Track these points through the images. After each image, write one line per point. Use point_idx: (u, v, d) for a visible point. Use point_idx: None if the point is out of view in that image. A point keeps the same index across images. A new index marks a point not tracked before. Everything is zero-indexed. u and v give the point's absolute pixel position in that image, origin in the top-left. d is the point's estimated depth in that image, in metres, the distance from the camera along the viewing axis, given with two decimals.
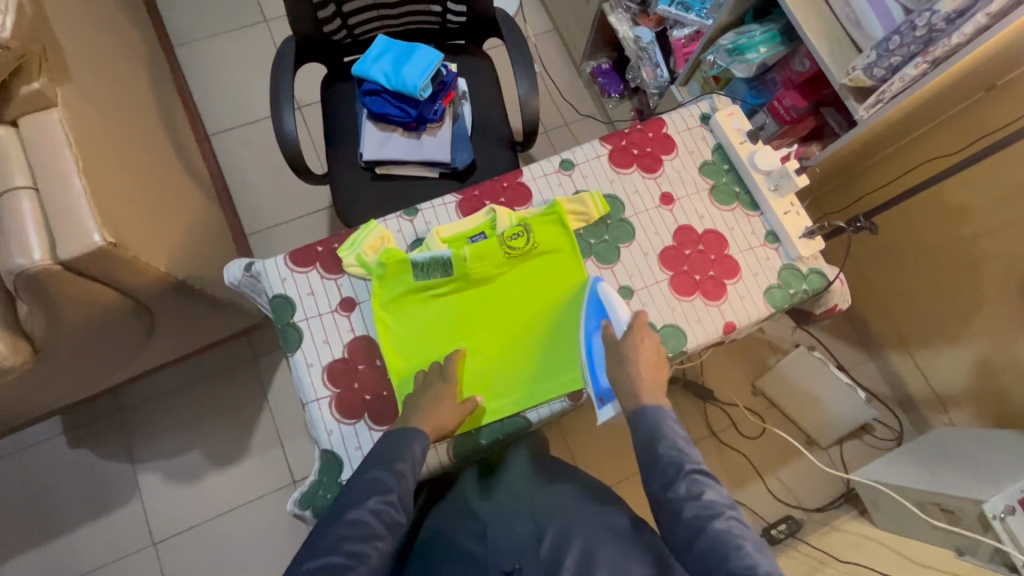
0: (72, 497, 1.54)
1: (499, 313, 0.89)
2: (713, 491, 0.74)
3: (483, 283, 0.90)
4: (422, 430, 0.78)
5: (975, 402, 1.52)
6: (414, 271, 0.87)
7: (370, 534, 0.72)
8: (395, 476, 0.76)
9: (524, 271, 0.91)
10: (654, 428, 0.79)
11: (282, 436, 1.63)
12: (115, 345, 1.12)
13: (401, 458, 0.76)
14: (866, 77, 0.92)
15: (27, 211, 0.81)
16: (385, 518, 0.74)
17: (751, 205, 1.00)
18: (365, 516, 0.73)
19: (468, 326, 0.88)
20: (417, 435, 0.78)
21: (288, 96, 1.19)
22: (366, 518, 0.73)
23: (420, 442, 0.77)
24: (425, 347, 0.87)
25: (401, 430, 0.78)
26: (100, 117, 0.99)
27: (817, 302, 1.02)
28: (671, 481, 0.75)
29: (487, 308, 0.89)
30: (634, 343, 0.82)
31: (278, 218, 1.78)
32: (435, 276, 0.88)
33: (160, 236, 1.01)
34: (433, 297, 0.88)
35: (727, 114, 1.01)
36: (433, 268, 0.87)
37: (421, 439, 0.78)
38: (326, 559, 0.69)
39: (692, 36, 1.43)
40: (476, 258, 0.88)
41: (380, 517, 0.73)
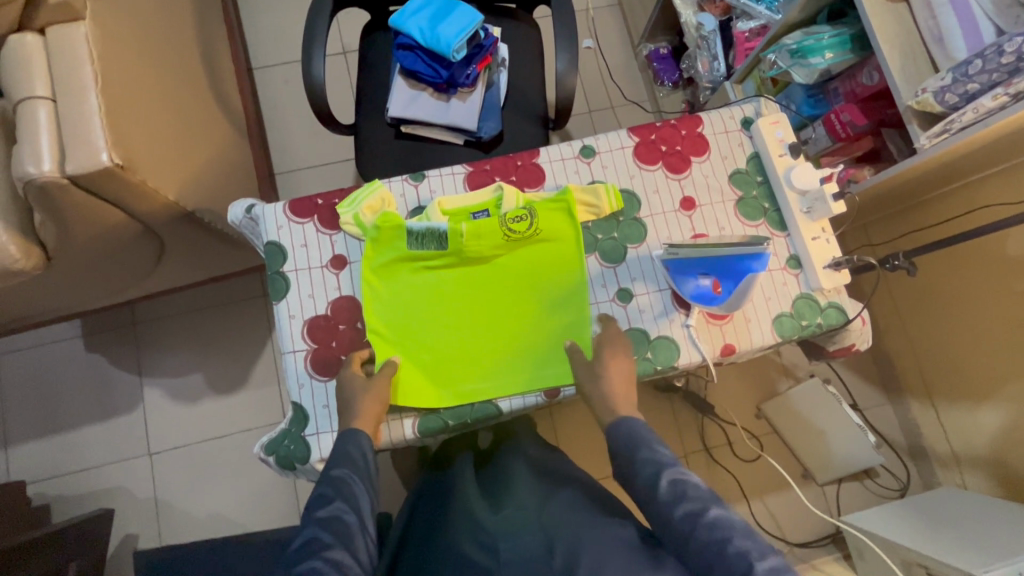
0: (81, 398, 1.63)
1: (491, 296, 0.86)
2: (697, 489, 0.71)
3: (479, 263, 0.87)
4: (359, 429, 0.78)
5: (992, 470, 1.42)
6: (408, 240, 0.84)
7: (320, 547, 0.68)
8: (331, 482, 0.74)
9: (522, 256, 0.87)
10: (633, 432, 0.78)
11: (281, 375, 1.67)
12: (126, 263, 1.15)
13: (337, 463, 0.76)
14: (935, 101, 0.82)
15: (43, 122, 0.82)
16: (335, 528, 0.70)
17: (778, 224, 0.92)
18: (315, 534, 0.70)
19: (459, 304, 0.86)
20: (348, 436, 0.77)
21: (321, 39, 1.16)
22: (316, 535, 0.69)
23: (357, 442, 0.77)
24: (413, 320, 0.85)
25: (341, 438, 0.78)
26: (131, 36, 0.98)
27: (833, 339, 0.94)
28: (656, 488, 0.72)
29: (481, 288, 0.87)
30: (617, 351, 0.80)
31: (306, 162, 1.78)
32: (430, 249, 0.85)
33: (176, 164, 1.02)
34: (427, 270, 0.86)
35: (771, 122, 0.93)
36: (428, 239, 0.84)
37: (360, 439, 0.78)
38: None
39: (758, 30, 1.33)
40: (473, 236, 0.85)
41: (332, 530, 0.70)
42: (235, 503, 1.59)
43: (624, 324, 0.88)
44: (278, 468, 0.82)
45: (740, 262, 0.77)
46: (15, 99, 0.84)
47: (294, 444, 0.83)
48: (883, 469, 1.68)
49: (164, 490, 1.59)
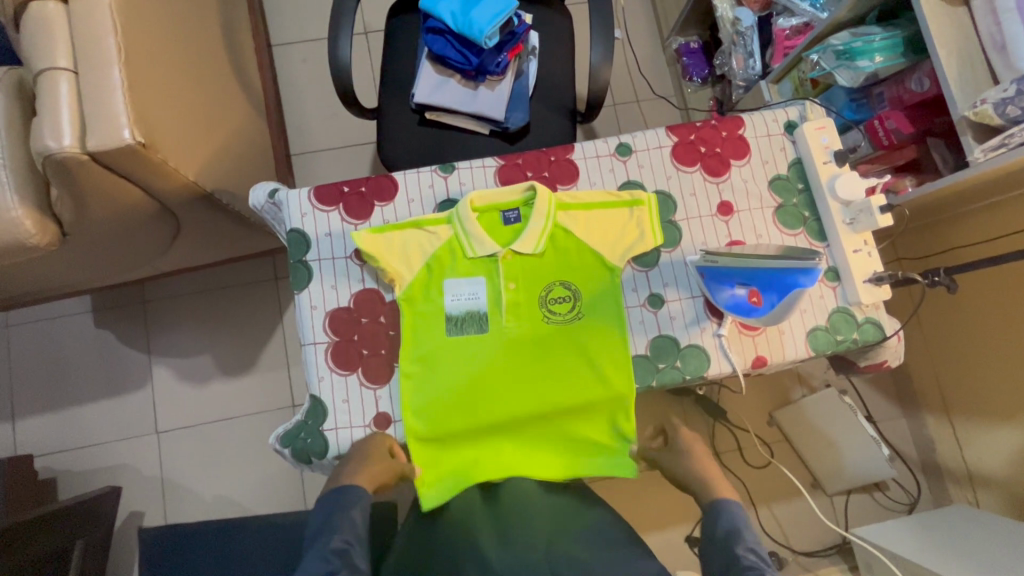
0: (90, 373, 1.62)
1: (532, 361, 0.82)
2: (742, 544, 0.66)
3: (523, 321, 0.83)
4: (352, 488, 0.76)
5: (1007, 491, 1.40)
6: (447, 324, 0.82)
7: None
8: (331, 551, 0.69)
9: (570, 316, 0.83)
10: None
11: (290, 360, 1.66)
12: (142, 242, 1.13)
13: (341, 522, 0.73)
14: (994, 114, 0.79)
15: (64, 95, 0.80)
16: None
17: (818, 234, 0.89)
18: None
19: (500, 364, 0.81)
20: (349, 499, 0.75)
21: (348, 18, 1.12)
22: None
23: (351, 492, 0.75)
24: (452, 376, 0.80)
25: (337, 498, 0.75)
26: (153, 7, 0.95)
27: (865, 354, 0.92)
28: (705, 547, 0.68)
29: (523, 347, 0.82)
30: None
31: (323, 144, 1.75)
32: (481, 302, 0.83)
33: (197, 144, 0.99)
34: (460, 280, 0.83)
35: (816, 127, 0.89)
36: (467, 323, 0.82)
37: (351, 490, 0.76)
38: None
39: (799, 29, 1.28)
40: (515, 316, 0.83)
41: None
42: (240, 486, 1.59)
43: (654, 330, 0.85)
44: (294, 461, 0.81)
45: (786, 276, 0.76)
46: (35, 70, 0.81)
47: (311, 438, 0.81)
48: (893, 482, 1.67)
49: (170, 469, 1.59)
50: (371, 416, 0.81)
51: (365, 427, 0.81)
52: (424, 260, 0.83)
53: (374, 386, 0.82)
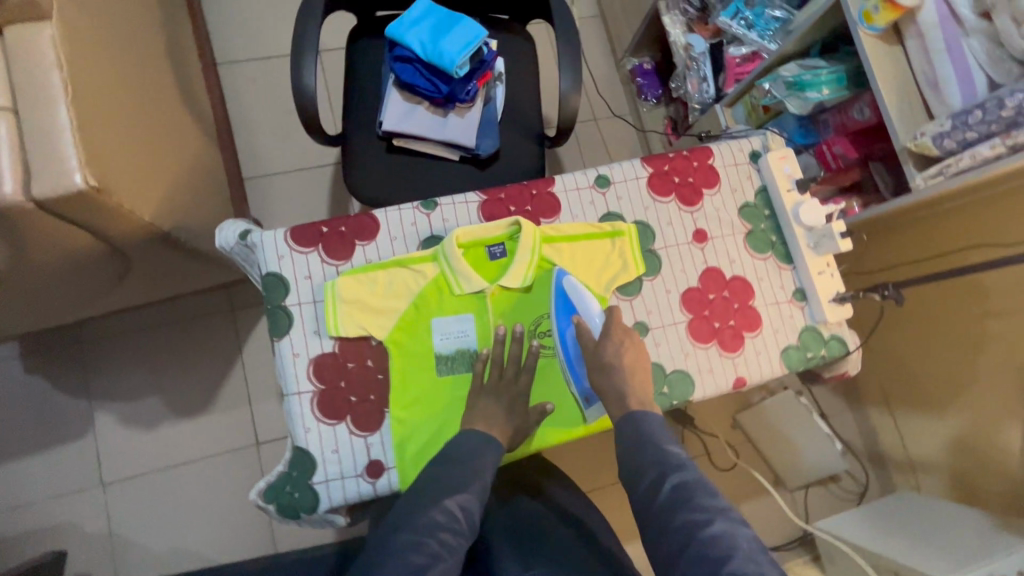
0: (21, 425, 1.47)
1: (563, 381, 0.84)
2: (702, 494, 0.65)
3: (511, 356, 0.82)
4: (494, 436, 0.76)
5: (943, 476, 1.53)
6: (437, 364, 0.81)
7: (452, 532, 0.68)
8: (476, 478, 0.73)
9: (571, 332, 0.83)
10: (638, 433, 0.72)
11: (250, 395, 1.57)
12: (86, 284, 1.04)
13: (476, 457, 0.74)
14: (933, 146, 0.87)
15: (2, 138, 0.72)
16: (466, 518, 0.70)
17: (785, 257, 0.95)
18: (451, 511, 0.69)
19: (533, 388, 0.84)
20: (488, 442, 0.76)
21: (312, 45, 1.08)
22: (448, 516, 0.69)
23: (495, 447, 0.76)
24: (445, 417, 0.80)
25: (480, 437, 0.76)
26: (98, 35, 0.88)
27: (828, 367, 0.98)
28: (654, 489, 0.67)
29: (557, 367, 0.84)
30: (617, 368, 0.78)
31: (279, 167, 1.68)
32: (472, 339, 0.83)
33: (150, 181, 0.92)
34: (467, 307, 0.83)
35: (779, 157, 0.95)
36: (457, 362, 0.81)
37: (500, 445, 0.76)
38: (416, 543, 0.66)
39: (749, 57, 1.35)
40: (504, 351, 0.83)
41: (463, 519, 0.70)
42: (200, 534, 1.48)
43: None
44: (279, 516, 0.77)
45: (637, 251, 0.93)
46: None
47: (297, 492, 0.78)
48: (844, 473, 1.78)
49: (119, 522, 1.46)
50: (362, 464, 0.78)
51: (357, 478, 0.78)
52: (410, 299, 0.82)
53: (364, 434, 0.79)
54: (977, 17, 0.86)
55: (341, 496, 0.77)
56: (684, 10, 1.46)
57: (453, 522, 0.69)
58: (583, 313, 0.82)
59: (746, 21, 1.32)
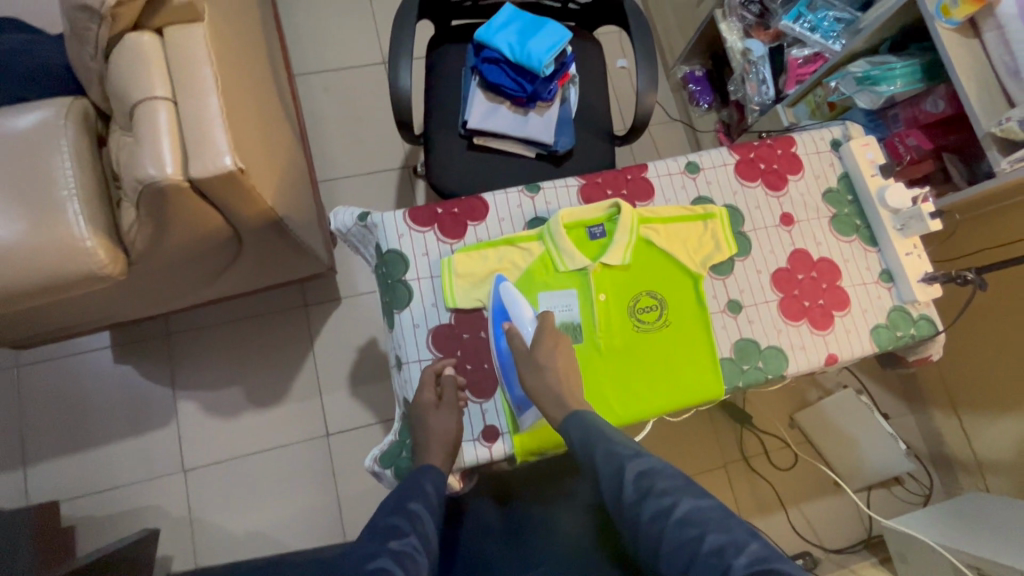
0: (111, 412, 1.55)
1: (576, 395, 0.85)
2: (666, 478, 0.64)
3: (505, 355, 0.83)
4: (428, 465, 0.75)
5: (1015, 477, 1.50)
6: None
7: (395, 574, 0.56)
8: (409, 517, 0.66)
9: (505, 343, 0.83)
10: (585, 431, 0.73)
11: (322, 387, 1.63)
12: (198, 269, 1.12)
13: (412, 497, 0.70)
14: (1019, 129, 0.90)
15: (164, 123, 0.80)
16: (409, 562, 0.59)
17: (870, 239, 0.97)
18: (390, 563, 0.58)
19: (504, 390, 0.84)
20: (428, 472, 0.74)
21: (407, 48, 1.16)
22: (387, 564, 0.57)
23: (432, 477, 0.73)
24: None
25: (411, 475, 0.74)
26: (230, 36, 0.96)
27: (913, 349, 1.00)
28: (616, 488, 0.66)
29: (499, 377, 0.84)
30: None
31: (349, 171, 1.78)
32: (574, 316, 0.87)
33: (270, 171, 1.00)
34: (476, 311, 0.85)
35: (862, 144, 0.98)
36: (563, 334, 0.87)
37: (436, 474, 0.74)
38: None
39: (811, 57, 1.41)
40: (606, 329, 0.87)
41: (403, 560, 0.59)
42: (274, 520, 1.54)
43: (735, 334, 0.91)
44: (397, 479, 0.85)
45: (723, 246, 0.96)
46: (130, 100, 0.81)
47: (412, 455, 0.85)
48: (908, 476, 1.76)
49: (199, 507, 1.52)
50: (478, 429, 0.83)
51: (474, 442, 0.82)
52: (519, 275, 0.87)
53: (479, 400, 0.83)
54: None
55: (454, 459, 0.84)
56: (743, 16, 1.51)
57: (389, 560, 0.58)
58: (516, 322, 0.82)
59: (809, 24, 1.36)
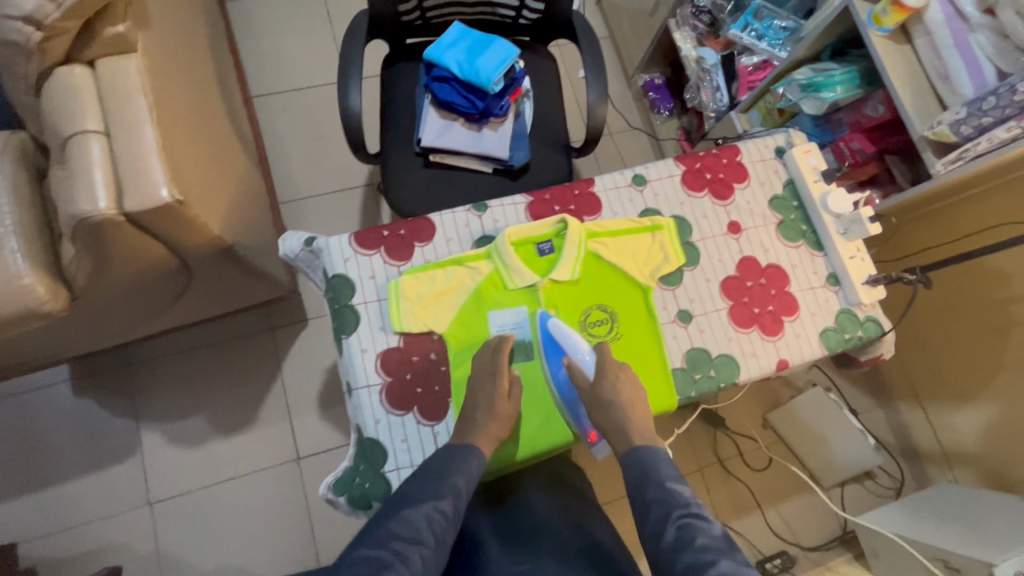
0: (71, 448, 1.51)
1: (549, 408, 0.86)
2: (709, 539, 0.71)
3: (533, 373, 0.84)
4: (477, 446, 0.78)
5: (980, 466, 1.54)
6: None
7: (417, 538, 0.71)
8: (449, 487, 0.76)
9: (564, 373, 0.85)
10: (645, 475, 0.80)
11: (291, 411, 1.60)
12: (149, 299, 1.10)
13: (457, 472, 0.77)
14: (951, 132, 0.92)
15: (97, 158, 0.78)
16: (434, 527, 0.73)
17: (816, 244, 0.99)
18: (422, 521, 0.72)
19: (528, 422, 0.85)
20: (474, 451, 0.78)
21: (356, 68, 1.16)
22: (418, 521, 0.72)
23: (474, 462, 0.77)
24: None
25: (454, 449, 0.79)
26: (170, 65, 0.95)
27: (864, 349, 1.02)
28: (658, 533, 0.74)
29: (548, 409, 0.86)
30: None
31: (313, 190, 1.76)
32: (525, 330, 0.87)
33: (216, 199, 0.99)
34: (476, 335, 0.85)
35: (804, 150, 1.00)
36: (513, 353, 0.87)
37: (479, 454, 0.78)
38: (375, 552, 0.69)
39: (760, 65, 1.43)
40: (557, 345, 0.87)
41: (431, 525, 0.73)
42: (246, 549, 1.51)
43: (686, 343, 0.91)
44: (351, 507, 0.81)
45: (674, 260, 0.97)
46: (62, 135, 0.80)
47: (366, 482, 0.81)
48: (879, 469, 1.79)
49: (167, 541, 1.49)
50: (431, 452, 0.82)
51: None
52: (468, 294, 0.87)
53: (431, 423, 0.83)
54: (982, 13, 0.94)
55: None
56: (694, 25, 1.53)
57: (421, 525, 0.72)
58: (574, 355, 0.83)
59: (756, 33, 1.40)
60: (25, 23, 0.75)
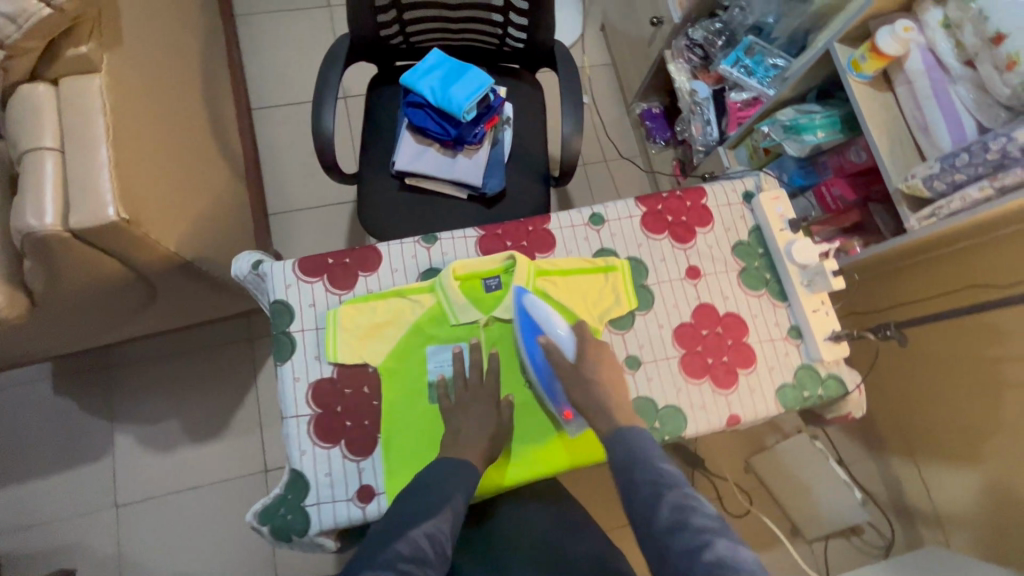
0: (46, 444, 1.54)
1: (528, 433, 0.84)
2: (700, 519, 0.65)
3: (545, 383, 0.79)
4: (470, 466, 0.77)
5: (975, 533, 1.41)
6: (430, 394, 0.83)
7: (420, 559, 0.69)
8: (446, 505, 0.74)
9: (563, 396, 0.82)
10: (632, 456, 0.73)
11: (263, 423, 1.61)
12: (114, 308, 1.11)
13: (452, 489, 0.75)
14: (924, 187, 0.88)
15: (48, 174, 0.80)
16: (436, 546, 0.71)
17: (779, 294, 0.95)
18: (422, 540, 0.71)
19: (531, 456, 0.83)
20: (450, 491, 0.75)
21: (332, 91, 1.17)
22: (421, 541, 0.70)
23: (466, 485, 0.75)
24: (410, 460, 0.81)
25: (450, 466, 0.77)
26: (141, 83, 0.97)
27: (829, 407, 0.97)
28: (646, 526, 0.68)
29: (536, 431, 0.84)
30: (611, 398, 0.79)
31: (303, 203, 1.78)
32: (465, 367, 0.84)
33: (178, 215, 1.00)
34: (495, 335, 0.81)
35: (771, 197, 0.96)
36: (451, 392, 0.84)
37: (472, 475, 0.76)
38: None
39: (750, 101, 1.39)
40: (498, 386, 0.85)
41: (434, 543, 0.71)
42: (205, 559, 1.50)
43: (632, 391, 0.88)
44: (272, 538, 0.79)
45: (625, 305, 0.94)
46: (19, 150, 0.82)
47: (290, 513, 0.79)
48: (866, 525, 1.68)
49: (129, 545, 1.49)
50: (353, 489, 0.80)
51: (347, 502, 0.80)
52: (408, 329, 0.85)
53: (357, 458, 0.81)
54: (963, 64, 0.89)
55: (333, 519, 0.79)
56: (689, 58, 1.49)
57: (425, 545, 0.70)
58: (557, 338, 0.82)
59: (746, 69, 1.36)
60: None
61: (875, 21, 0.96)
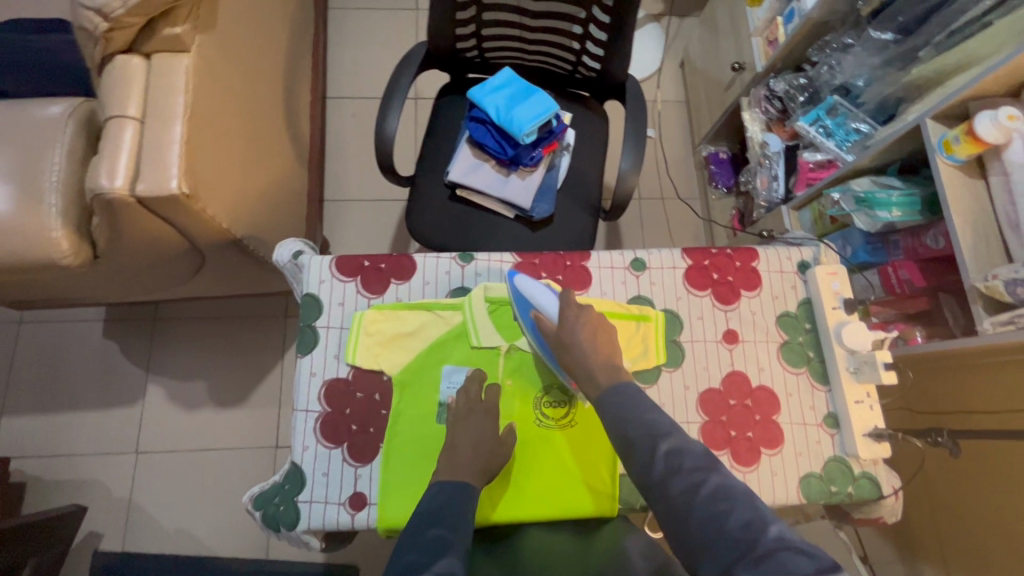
0: (87, 383, 1.64)
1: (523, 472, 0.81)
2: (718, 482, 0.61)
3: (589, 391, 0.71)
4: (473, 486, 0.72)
5: None
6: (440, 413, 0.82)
7: None
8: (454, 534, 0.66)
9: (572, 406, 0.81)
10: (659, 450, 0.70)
11: (281, 400, 1.65)
12: (165, 271, 1.17)
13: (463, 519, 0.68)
14: (1005, 291, 0.80)
15: (126, 141, 0.86)
16: None
17: (821, 376, 0.89)
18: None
19: (529, 490, 0.81)
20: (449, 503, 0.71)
21: (400, 96, 1.20)
22: None
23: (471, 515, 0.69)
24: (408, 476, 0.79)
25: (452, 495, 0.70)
26: (226, 65, 1.02)
27: (860, 507, 0.89)
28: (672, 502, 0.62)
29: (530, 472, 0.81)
30: None
31: (358, 194, 1.83)
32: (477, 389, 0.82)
33: (237, 193, 1.04)
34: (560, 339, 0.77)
35: (828, 272, 0.90)
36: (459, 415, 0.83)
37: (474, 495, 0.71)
38: None
39: (824, 163, 1.32)
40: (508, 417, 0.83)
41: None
42: (205, 520, 1.55)
43: None
44: (262, 525, 0.79)
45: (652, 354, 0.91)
46: (105, 114, 0.88)
47: (283, 505, 0.80)
48: None
49: (140, 493, 1.56)
50: (347, 494, 0.81)
51: (339, 505, 0.80)
52: (429, 343, 0.85)
53: (356, 463, 0.82)
54: None
55: (321, 520, 0.79)
56: (766, 109, 1.44)
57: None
58: (543, 305, 0.82)
59: (825, 129, 1.28)
60: (96, 14, 0.83)
61: (975, 103, 0.89)
